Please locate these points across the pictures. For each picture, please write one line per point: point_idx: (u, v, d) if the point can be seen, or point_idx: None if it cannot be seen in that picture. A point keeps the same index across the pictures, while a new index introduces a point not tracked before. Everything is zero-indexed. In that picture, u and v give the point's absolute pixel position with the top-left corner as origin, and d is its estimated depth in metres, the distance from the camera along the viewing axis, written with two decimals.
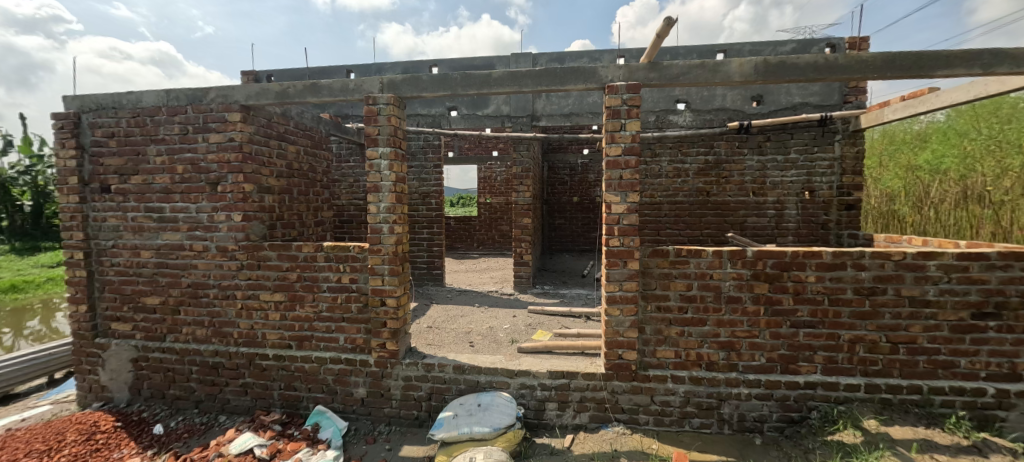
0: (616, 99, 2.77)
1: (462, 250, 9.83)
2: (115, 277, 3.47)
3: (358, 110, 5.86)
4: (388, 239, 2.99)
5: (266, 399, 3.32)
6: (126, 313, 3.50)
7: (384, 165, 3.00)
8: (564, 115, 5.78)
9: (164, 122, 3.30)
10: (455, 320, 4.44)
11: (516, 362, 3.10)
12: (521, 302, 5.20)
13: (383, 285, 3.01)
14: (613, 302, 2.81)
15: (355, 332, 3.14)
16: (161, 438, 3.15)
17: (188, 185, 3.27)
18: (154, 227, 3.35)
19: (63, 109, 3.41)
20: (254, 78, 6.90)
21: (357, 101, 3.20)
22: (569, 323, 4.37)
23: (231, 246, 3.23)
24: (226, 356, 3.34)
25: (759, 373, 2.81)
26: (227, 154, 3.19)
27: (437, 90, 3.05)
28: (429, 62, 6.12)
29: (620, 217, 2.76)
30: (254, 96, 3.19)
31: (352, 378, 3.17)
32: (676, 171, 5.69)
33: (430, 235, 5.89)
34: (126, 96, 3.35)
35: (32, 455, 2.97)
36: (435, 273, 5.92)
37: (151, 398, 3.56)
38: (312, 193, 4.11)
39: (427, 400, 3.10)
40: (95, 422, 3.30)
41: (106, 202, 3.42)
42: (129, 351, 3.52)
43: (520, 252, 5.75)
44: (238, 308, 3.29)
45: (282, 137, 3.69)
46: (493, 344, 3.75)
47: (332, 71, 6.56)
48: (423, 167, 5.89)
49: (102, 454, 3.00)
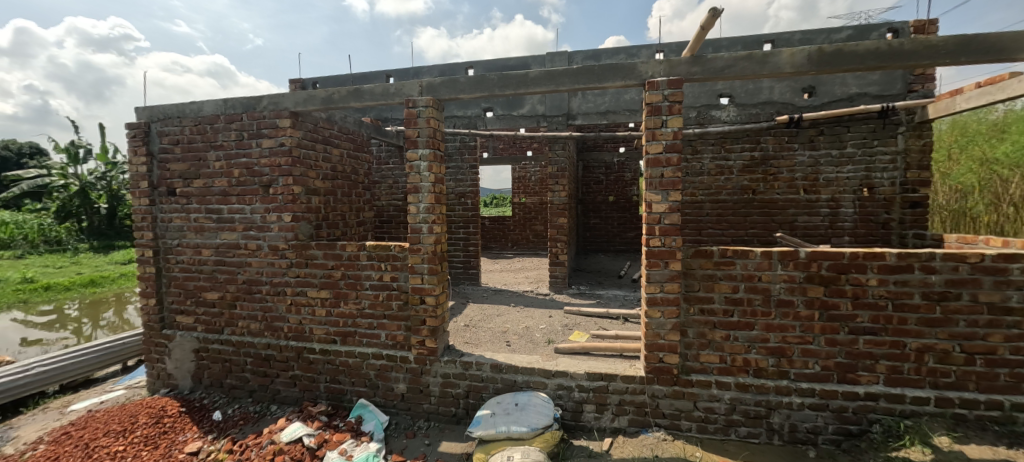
0: (656, 95, 2.69)
1: (496, 250, 9.89)
2: (180, 273, 3.76)
3: (397, 113, 6.03)
4: (427, 239, 3.06)
5: (313, 391, 3.48)
6: (189, 307, 3.78)
7: (423, 166, 3.06)
8: (600, 113, 5.68)
9: (222, 129, 3.53)
10: (491, 319, 4.47)
11: (554, 362, 3.09)
12: (557, 302, 5.17)
13: (422, 284, 3.08)
14: (654, 304, 2.74)
15: (395, 329, 3.23)
16: (220, 424, 3.37)
17: (243, 187, 3.49)
18: (214, 227, 3.60)
19: (136, 119, 3.73)
20: (300, 86, 7.28)
21: (398, 104, 3.28)
22: (607, 324, 4.30)
23: (282, 245, 3.41)
24: (277, 349, 3.53)
25: (814, 382, 2.64)
26: (278, 159, 3.38)
27: (476, 92, 3.08)
28: (464, 64, 6.22)
29: (661, 216, 2.67)
30: (302, 102, 3.35)
31: (393, 374, 3.26)
32: (719, 168, 5.46)
33: (466, 235, 5.97)
34: (189, 106, 3.60)
35: (110, 435, 3.27)
36: (471, 272, 5.99)
37: (210, 387, 3.82)
38: (355, 194, 4.27)
39: (465, 398, 3.14)
40: (163, 406, 3.58)
41: (172, 204, 3.71)
42: (191, 343, 3.80)
43: (556, 252, 5.71)
44: (288, 304, 3.47)
45: (327, 140, 3.86)
46: (530, 344, 3.75)
47: (372, 76, 6.80)
48: (459, 167, 5.98)
49: (168, 437, 3.25)
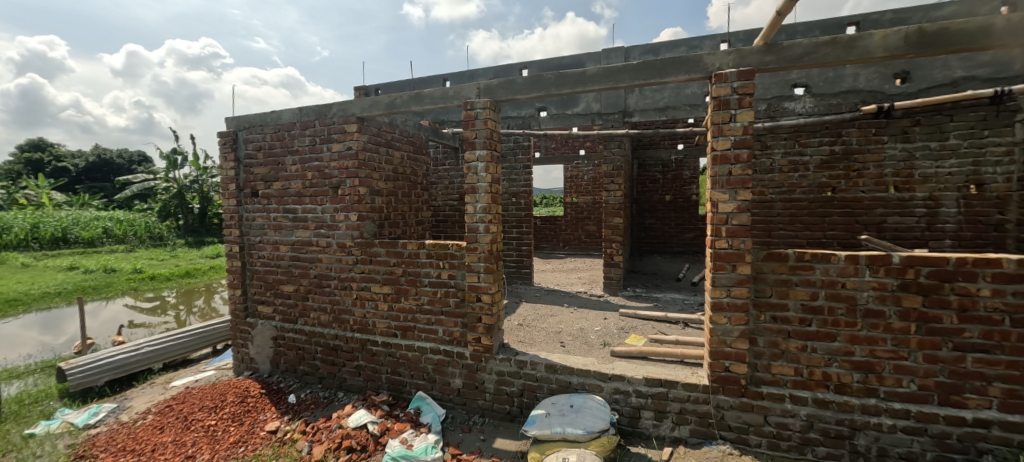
0: (724, 88, 2.53)
1: (548, 250, 9.84)
2: (261, 267, 4.13)
3: (454, 116, 6.20)
4: (483, 238, 3.11)
5: (376, 381, 3.67)
6: (269, 297, 4.14)
7: (480, 167, 3.12)
8: (659, 109, 5.49)
9: (298, 135, 3.83)
10: (545, 319, 4.46)
11: (610, 365, 3.02)
12: (612, 304, 5.04)
13: (479, 282, 3.14)
14: (719, 309, 2.59)
15: (452, 326, 3.33)
16: (294, 406, 3.66)
17: (316, 189, 3.76)
18: (290, 226, 3.92)
19: (226, 128, 4.15)
20: (364, 92, 7.73)
21: (456, 107, 3.38)
22: (666, 328, 4.12)
23: (349, 243, 3.64)
24: (344, 340, 3.77)
25: (909, 403, 2.36)
26: (346, 162, 3.61)
27: (532, 92, 3.10)
28: (518, 65, 6.28)
29: (729, 216, 2.52)
30: (368, 108, 3.55)
31: (449, 369, 3.36)
32: (792, 164, 5.03)
33: (519, 235, 6.00)
34: (270, 115, 3.95)
35: (204, 410, 3.67)
36: (524, 272, 6.02)
37: (285, 372, 4.15)
38: (414, 194, 4.45)
39: (520, 396, 3.16)
40: (247, 387, 3.95)
41: (256, 205, 4.08)
42: (270, 331, 4.16)
43: (610, 253, 5.58)
44: (354, 297, 3.69)
45: (390, 144, 4.06)
46: (584, 346, 3.69)
47: (429, 81, 7.06)
48: (513, 167, 6.02)
49: (252, 415, 3.58)
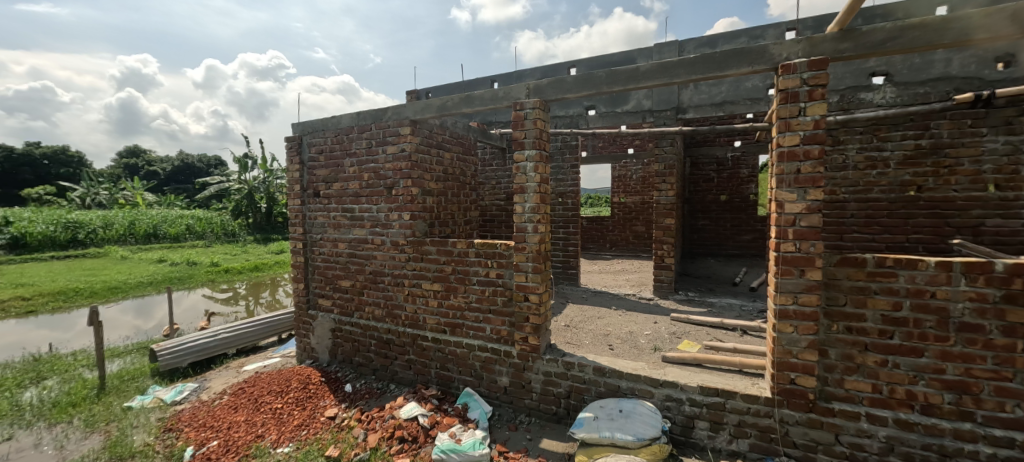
0: (793, 80, 2.36)
1: (594, 251, 9.69)
2: (322, 263, 4.40)
3: (501, 117, 6.27)
4: (532, 238, 3.11)
5: (425, 375, 3.79)
6: (328, 291, 4.40)
7: (530, 167, 3.13)
8: (715, 105, 5.23)
9: (356, 138, 4.04)
10: (592, 321, 4.38)
11: (661, 371, 2.92)
12: (662, 308, 4.86)
13: (527, 282, 3.15)
14: (785, 317, 2.42)
15: (500, 324, 3.36)
16: (350, 395, 3.87)
17: (371, 189, 3.95)
18: (348, 224, 4.14)
19: (293, 133, 4.47)
20: (416, 96, 8.02)
21: (506, 108, 3.41)
22: (722, 335, 3.90)
23: (402, 241, 3.79)
24: (396, 334, 3.92)
25: (1013, 431, 2.08)
26: (400, 163, 3.76)
27: (582, 90, 3.06)
28: (567, 64, 6.27)
29: (797, 217, 2.34)
30: (421, 111, 3.67)
31: (496, 366, 3.40)
32: (868, 160, 4.59)
33: (566, 235, 5.96)
34: (332, 120, 4.20)
35: (272, 393, 3.97)
36: (570, 272, 5.96)
37: (342, 362, 4.40)
38: (463, 194, 4.54)
39: (567, 398, 3.13)
40: (309, 375, 4.22)
41: (317, 204, 4.36)
42: (329, 323, 4.42)
43: (661, 255, 5.38)
44: (406, 294, 3.83)
45: (440, 145, 4.17)
46: (634, 350, 3.59)
47: (478, 83, 7.19)
48: (560, 167, 5.98)
49: (314, 400, 3.83)
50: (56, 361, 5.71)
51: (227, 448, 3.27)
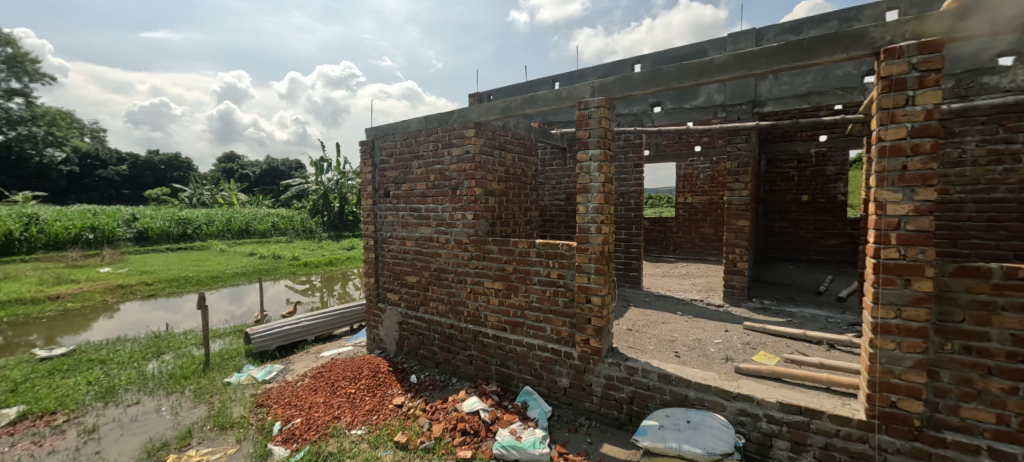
0: (898, 66, 2.10)
1: (656, 253, 9.32)
2: (390, 259, 4.67)
3: (562, 116, 6.24)
4: (595, 239, 3.06)
5: (486, 371, 3.89)
6: (396, 286, 4.66)
7: (594, 167, 3.08)
8: (798, 96, 4.86)
9: (423, 141, 4.24)
10: (656, 326, 4.21)
11: (734, 383, 2.74)
12: (733, 315, 4.55)
13: (589, 283, 3.11)
14: (885, 332, 2.16)
15: (561, 325, 3.35)
16: (415, 386, 4.07)
17: (437, 190, 4.13)
18: (415, 223, 4.36)
19: (367, 137, 4.78)
20: (477, 99, 8.22)
21: (569, 107, 3.39)
22: (804, 348, 3.56)
23: (465, 239, 3.91)
24: (459, 329, 4.06)
25: None
26: (464, 165, 3.89)
27: (649, 87, 2.96)
28: (631, 60, 6.10)
29: (901, 220, 2.08)
30: (485, 113, 3.76)
31: (557, 367, 3.39)
32: (993, 154, 3.94)
33: (628, 236, 5.78)
34: (401, 124, 4.43)
35: (346, 379, 4.28)
36: (632, 275, 5.79)
37: (408, 354, 4.63)
38: (523, 194, 4.58)
39: (629, 404, 3.04)
40: (378, 364, 4.49)
41: (387, 204, 4.63)
42: (396, 316, 4.68)
43: (732, 259, 5.04)
44: (468, 291, 3.95)
45: (502, 146, 4.25)
46: (703, 358, 3.40)
47: (539, 83, 7.21)
48: (623, 166, 5.81)
49: (383, 388, 4.08)
50: (171, 339, 6.62)
51: (308, 426, 3.59)
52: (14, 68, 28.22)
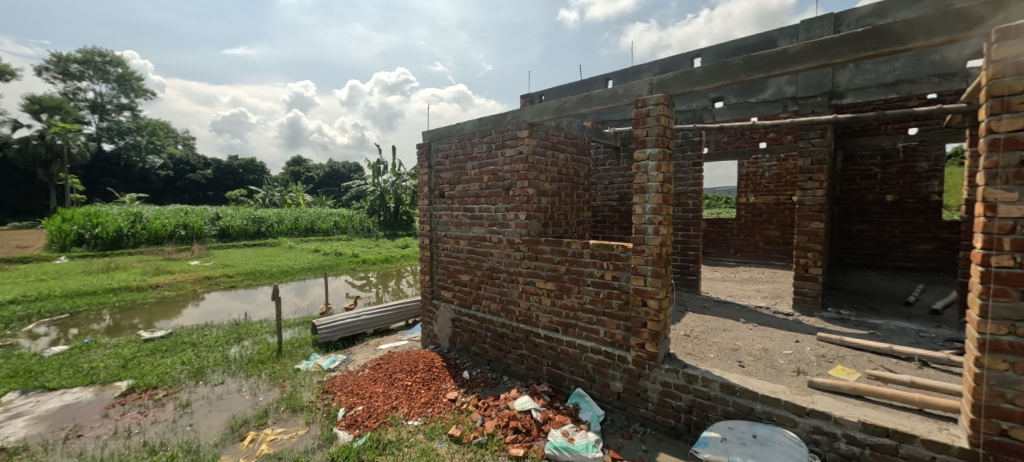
0: (1013, 47, 1.82)
1: (714, 257, 8.84)
2: (444, 257, 4.82)
3: (616, 115, 6.11)
4: (652, 240, 2.97)
5: (537, 371, 3.90)
6: (449, 284, 4.80)
7: (651, 166, 2.99)
8: (883, 86, 4.37)
9: (477, 143, 4.34)
10: (717, 333, 4.00)
11: (807, 398, 2.54)
12: (805, 325, 4.22)
13: (645, 286, 3.02)
14: (996, 350, 1.90)
15: (615, 327, 3.29)
16: (468, 382, 4.17)
17: (490, 191, 4.20)
18: (468, 223, 4.47)
19: (424, 140, 4.97)
20: (529, 100, 8.26)
21: (625, 105, 3.31)
22: (891, 365, 3.21)
23: (518, 239, 3.95)
24: (510, 328, 4.10)
25: None
26: (517, 165, 3.93)
27: (713, 82, 2.82)
28: (691, 54, 5.83)
29: (1017, 223, 1.82)
30: (539, 114, 3.77)
31: (610, 371, 3.33)
32: None
33: (685, 238, 5.54)
34: (456, 127, 4.56)
35: (403, 371, 4.48)
36: (690, 278, 5.55)
37: (460, 350, 4.76)
38: (576, 195, 4.54)
39: (687, 413, 2.92)
40: (432, 358, 4.65)
41: (442, 204, 4.79)
42: (449, 313, 4.82)
43: (804, 265, 4.67)
44: (520, 290, 3.98)
45: (555, 146, 4.24)
46: (771, 370, 3.18)
47: (592, 82, 7.10)
48: (680, 165, 5.58)
49: (437, 382, 4.21)
50: (250, 327, 7.29)
51: (369, 414, 3.80)
52: (124, 86, 32.58)
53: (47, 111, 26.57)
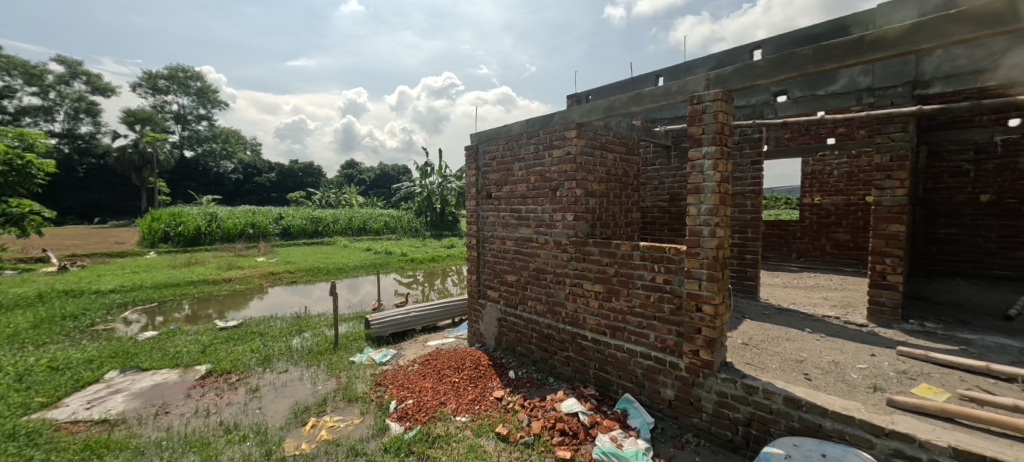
0: None
1: (774, 262, 8.29)
2: (491, 257, 4.89)
3: (667, 112, 5.90)
4: (708, 243, 2.84)
5: (583, 374, 3.85)
6: (495, 284, 4.86)
7: (708, 165, 2.86)
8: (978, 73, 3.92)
9: (524, 144, 4.36)
10: (780, 343, 3.75)
11: (886, 418, 2.32)
12: (882, 337, 3.84)
13: (700, 290, 2.90)
14: None
15: (666, 333, 3.18)
16: (513, 381, 4.20)
17: (537, 192, 4.21)
18: (515, 223, 4.50)
19: (471, 142, 5.06)
20: (575, 100, 8.18)
21: (679, 103, 3.19)
22: (988, 386, 2.86)
23: (565, 240, 3.93)
24: (556, 330, 4.09)
25: None
26: (565, 166, 3.91)
27: (777, 74, 2.65)
28: (750, 46, 5.51)
29: None
30: (587, 114, 3.73)
31: (661, 377, 3.22)
32: None
33: (742, 241, 5.25)
34: (503, 129, 4.61)
35: (450, 368, 4.58)
36: (747, 284, 5.25)
37: (506, 350, 4.80)
38: (624, 195, 4.44)
39: (746, 426, 2.76)
40: (478, 357, 4.73)
41: (489, 205, 4.86)
42: (496, 312, 4.88)
43: (881, 271, 4.26)
44: (567, 292, 3.96)
45: (604, 146, 4.17)
46: (842, 385, 2.93)
47: (641, 80, 6.91)
48: (737, 164, 5.29)
49: (484, 380, 4.28)
50: (309, 320, 7.79)
51: (419, 407, 3.93)
52: (202, 99, 36.01)
53: (140, 123, 29.93)
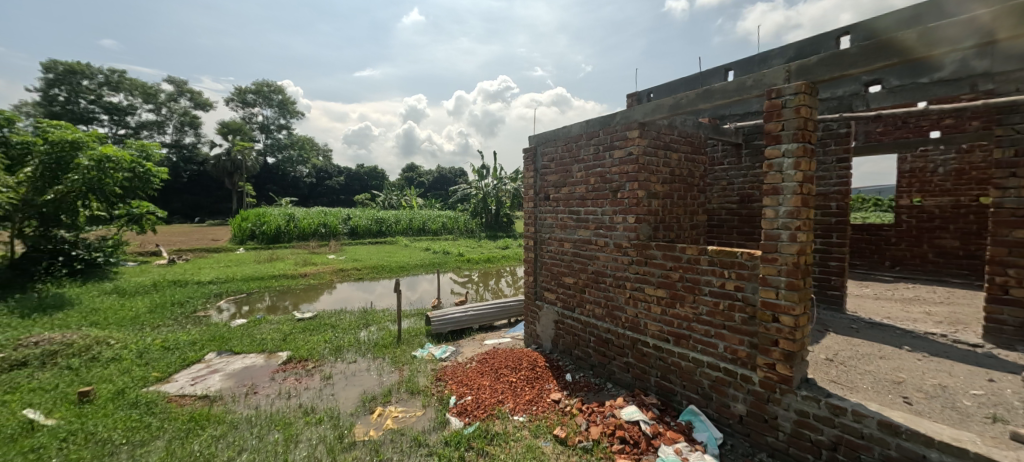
0: None
1: (863, 270, 7.45)
2: (548, 259, 4.89)
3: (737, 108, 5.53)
4: (786, 248, 2.63)
5: (644, 381, 3.73)
6: (552, 286, 4.86)
7: (788, 164, 2.66)
8: None
9: (584, 145, 4.32)
10: (872, 361, 3.37)
11: (1011, 454, 2.00)
12: (1003, 361, 3.32)
13: (777, 299, 2.69)
14: None
15: (737, 343, 2.98)
16: (570, 384, 4.17)
17: (597, 193, 4.15)
18: (573, 225, 4.47)
19: (530, 144, 5.11)
20: (635, 99, 7.95)
21: (754, 97, 2.99)
22: None
23: (625, 243, 3.83)
24: (616, 334, 4.00)
25: None
26: (626, 167, 3.81)
27: (873, 62, 2.39)
28: (836, 32, 5.01)
29: None
30: (650, 113, 3.61)
31: (730, 390, 3.04)
32: None
33: (826, 247, 4.78)
34: (562, 130, 4.60)
35: (507, 368, 4.64)
36: (831, 293, 4.78)
37: (563, 352, 4.77)
38: (689, 197, 4.23)
39: (831, 450, 2.52)
40: (535, 358, 4.74)
41: (547, 207, 4.86)
42: (553, 314, 4.87)
43: (1001, 284, 3.69)
44: (627, 296, 3.86)
45: (668, 146, 4.01)
46: (951, 412, 2.58)
47: (708, 74, 6.55)
48: (820, 162, 4.84)
49: (540, 382, 4.29)
50: (374, 314, 8.29)
51: (477, 404, 4.03)
52: (283, 110, 39.68)
53: (232, 133, 33.63)
